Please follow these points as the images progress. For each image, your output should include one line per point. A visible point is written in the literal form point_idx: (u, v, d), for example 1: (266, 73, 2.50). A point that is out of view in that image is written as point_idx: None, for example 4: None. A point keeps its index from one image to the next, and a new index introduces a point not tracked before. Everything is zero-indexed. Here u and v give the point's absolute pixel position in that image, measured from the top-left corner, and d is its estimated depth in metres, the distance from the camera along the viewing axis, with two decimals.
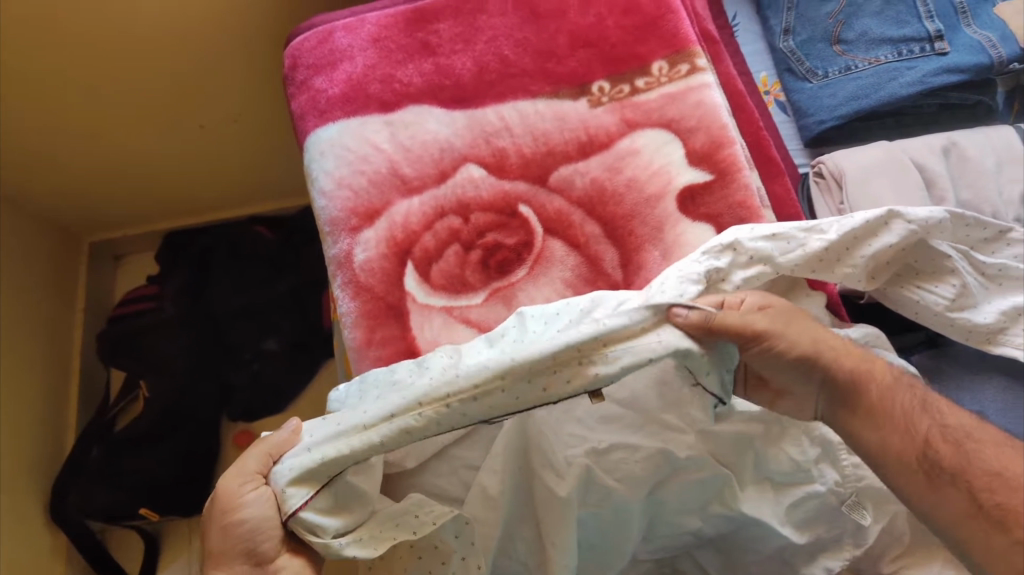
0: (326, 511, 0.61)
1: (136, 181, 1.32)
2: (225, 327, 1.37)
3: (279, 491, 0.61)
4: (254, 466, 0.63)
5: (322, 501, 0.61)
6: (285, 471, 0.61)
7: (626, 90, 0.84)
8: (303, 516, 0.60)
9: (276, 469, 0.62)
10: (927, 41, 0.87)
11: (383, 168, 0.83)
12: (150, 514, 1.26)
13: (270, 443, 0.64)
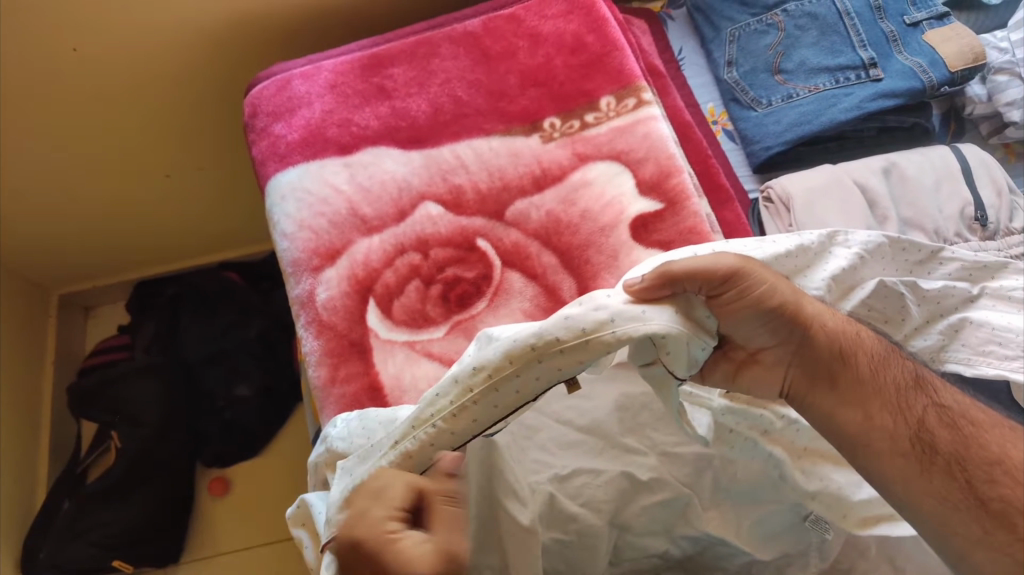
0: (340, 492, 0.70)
1: (104, 230, 1.33)
2: (197, 373, 1.36)
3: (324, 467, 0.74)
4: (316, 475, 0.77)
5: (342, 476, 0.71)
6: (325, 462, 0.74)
7: (577, 125, 0.87)
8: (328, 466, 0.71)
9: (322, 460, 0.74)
10: (861, 68, 0.91)
11: (343, 209, 0.85)
12: (123, 565, 1.25)
13: None
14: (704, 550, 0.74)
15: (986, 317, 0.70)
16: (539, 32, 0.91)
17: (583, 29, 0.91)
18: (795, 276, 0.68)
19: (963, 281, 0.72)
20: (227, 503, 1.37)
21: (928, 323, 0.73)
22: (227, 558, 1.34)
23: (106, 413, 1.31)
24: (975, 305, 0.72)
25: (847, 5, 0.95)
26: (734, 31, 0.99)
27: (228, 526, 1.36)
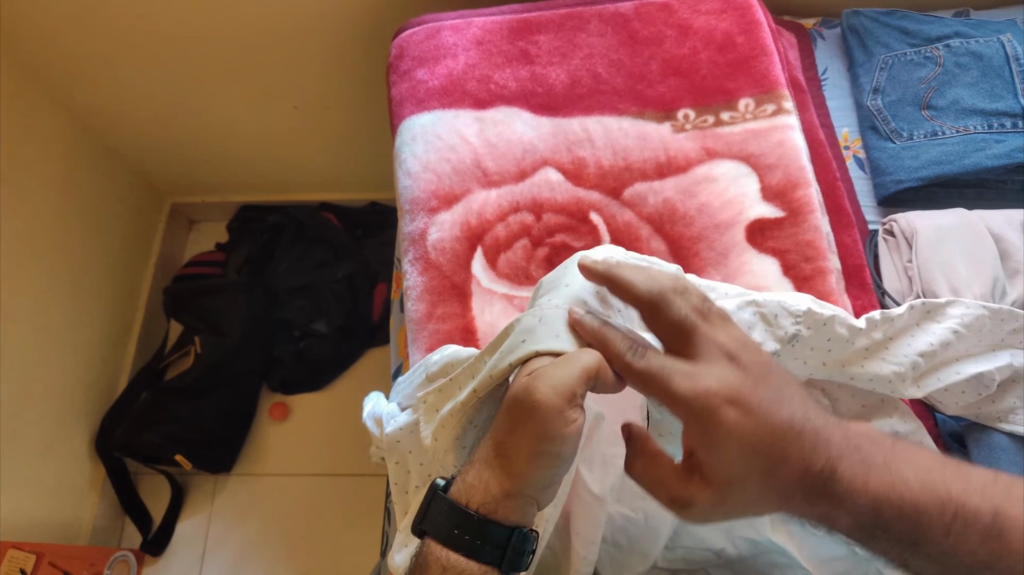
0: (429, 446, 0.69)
1: (230, 147, 1.40)
2: (282, 301, 1.42)
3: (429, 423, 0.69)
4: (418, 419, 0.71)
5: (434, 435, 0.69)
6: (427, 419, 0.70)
7: (710, 121, 0.87)
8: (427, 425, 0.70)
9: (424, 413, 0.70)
10: (1019, 117, 0.88)
11: (468, 158, 0.87)
12: (184, 460, 1.32)
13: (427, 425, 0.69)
14: (758, 555, 0.72)
15: None
16: (690, 25, 0.92)
17: (734, 29, 0.90)
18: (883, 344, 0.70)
19: None
20: (284, 429, 1.41)
21: (1002, 389, 0.74)
22: (276, 480, 1.37)
23: (195, 319, 1.38)
24: None
25: (1016, 50, 0.91)
26: (887, 59, 0.97)
27: (283, 451, 1.40)
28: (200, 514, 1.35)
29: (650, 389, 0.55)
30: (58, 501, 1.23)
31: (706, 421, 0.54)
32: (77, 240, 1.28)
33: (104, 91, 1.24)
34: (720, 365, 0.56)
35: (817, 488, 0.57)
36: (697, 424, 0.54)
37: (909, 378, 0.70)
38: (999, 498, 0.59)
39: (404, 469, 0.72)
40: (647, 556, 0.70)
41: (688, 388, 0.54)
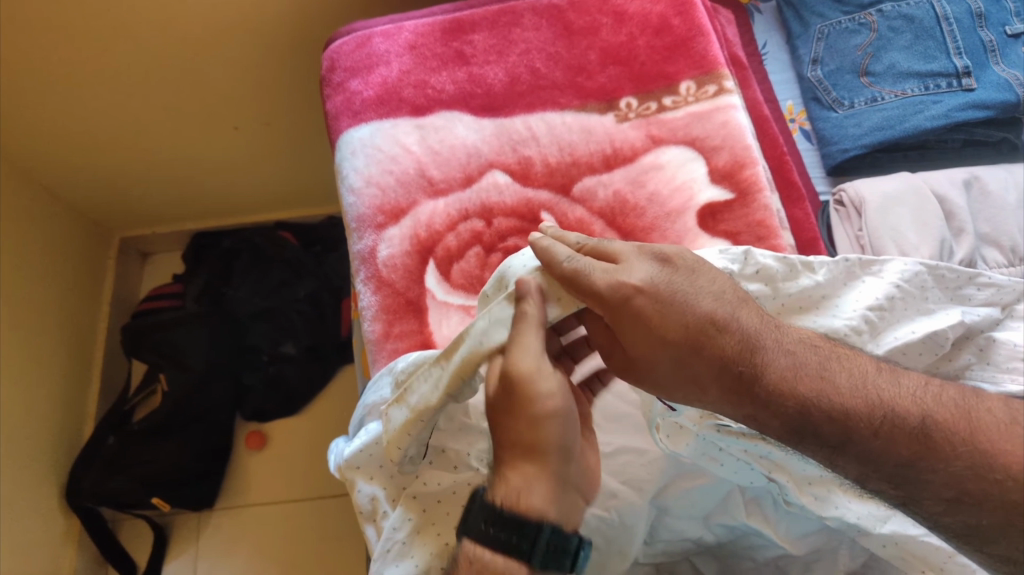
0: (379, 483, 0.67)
1: (170, 174, 1.35)
2: (245, 328, 1.38)
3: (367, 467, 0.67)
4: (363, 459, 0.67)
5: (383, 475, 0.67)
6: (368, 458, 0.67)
7: (653, 107, 0.86)
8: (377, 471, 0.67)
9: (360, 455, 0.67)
10: (954, 77, 0.88)
11: (411, 168, 0.85)
12: (161, 502, 1.27)
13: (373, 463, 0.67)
14: (738, 539, 0.73)
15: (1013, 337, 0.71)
16: (624, 11, 0.90)
17: (669, 11, 0.89)
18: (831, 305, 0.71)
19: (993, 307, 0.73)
20: (260, 454, 1.39)
21: (956, 346, 0.73)
22: (256, 508, 1.35)
23: (154, 355, 1.35)
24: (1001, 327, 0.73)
25: (945, 10, 0.92)
26: (823, 29, 0.97)
27: (262, 477, 1.37)
28: (186, 550, 1.32)
29: (576, 292, 0.62)
30: (33, 558, 1.19)
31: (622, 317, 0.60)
32: (21, 287, 1.23)
33: (30, 131, 1.19)
34: (646, 266, 0.61)
35: (735, 385, 0.59)
36: (613, 313, 0.60)
37: (865, 334, 0.70)
38: (930, 404, 0.57)
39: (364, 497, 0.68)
40: (628, 556, 0.70)
41: (606, 284, 0.60)
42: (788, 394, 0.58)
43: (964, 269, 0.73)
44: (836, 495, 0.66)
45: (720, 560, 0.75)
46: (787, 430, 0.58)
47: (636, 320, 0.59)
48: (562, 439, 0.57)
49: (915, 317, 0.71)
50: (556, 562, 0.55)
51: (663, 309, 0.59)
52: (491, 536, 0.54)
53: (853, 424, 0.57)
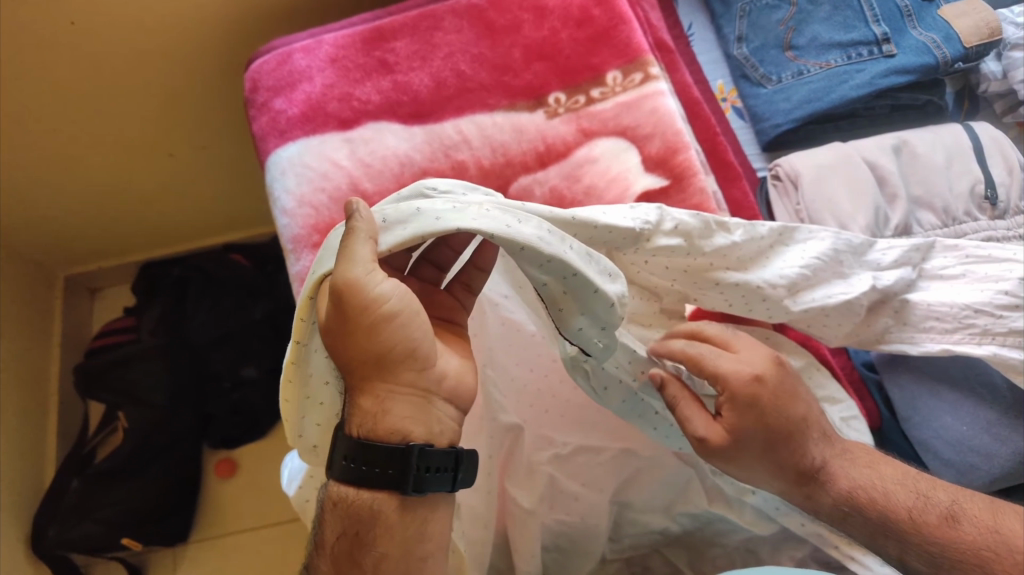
0: None
1: (106, 207, 1.31)
2: (203, 356, 1.34)
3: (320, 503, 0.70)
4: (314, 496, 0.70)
5: None
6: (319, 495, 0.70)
7: (582, 100, 0.86)
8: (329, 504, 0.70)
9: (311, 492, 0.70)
10: (874, 44, 0.89)
11: (343, 183, 0.84)
12: (133, 543, 1.23)
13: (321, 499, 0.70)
14: (704, 526, 0.73)
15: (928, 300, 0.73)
16: (545, 5, 0.90)
17: (590, 2, 0.89)
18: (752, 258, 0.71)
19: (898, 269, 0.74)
20: (231, 482, 1.36)
21: (873, 311, 0.74)
22: (233, 538, 1.32)
23: (111, 395, 1.29)
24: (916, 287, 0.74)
25: None
26: (744, 6, 0.97)
27: (235, 506, 1.35)
28: None
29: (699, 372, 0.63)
30: None
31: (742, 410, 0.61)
32: None
33: None
34: (763, 360, 0.64)
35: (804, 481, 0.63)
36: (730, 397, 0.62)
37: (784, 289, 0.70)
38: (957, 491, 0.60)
39: None
40: (592, 555, 0.71)
41: (731, 368, 0.62)
42: (842, 478, 0.62)
43: (864, 236, 0.74)
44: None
45: (690, 550, 0.74)
46: (837, 510, 0.62)
47: (750, 417, 0.61)
48: (406, 344, 0.52)
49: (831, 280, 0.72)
50: (435, 481, 0.55)
51: (775, 402, 0.62)
52: (354, 473, 0.54)
53: (893, 511, 0.60)
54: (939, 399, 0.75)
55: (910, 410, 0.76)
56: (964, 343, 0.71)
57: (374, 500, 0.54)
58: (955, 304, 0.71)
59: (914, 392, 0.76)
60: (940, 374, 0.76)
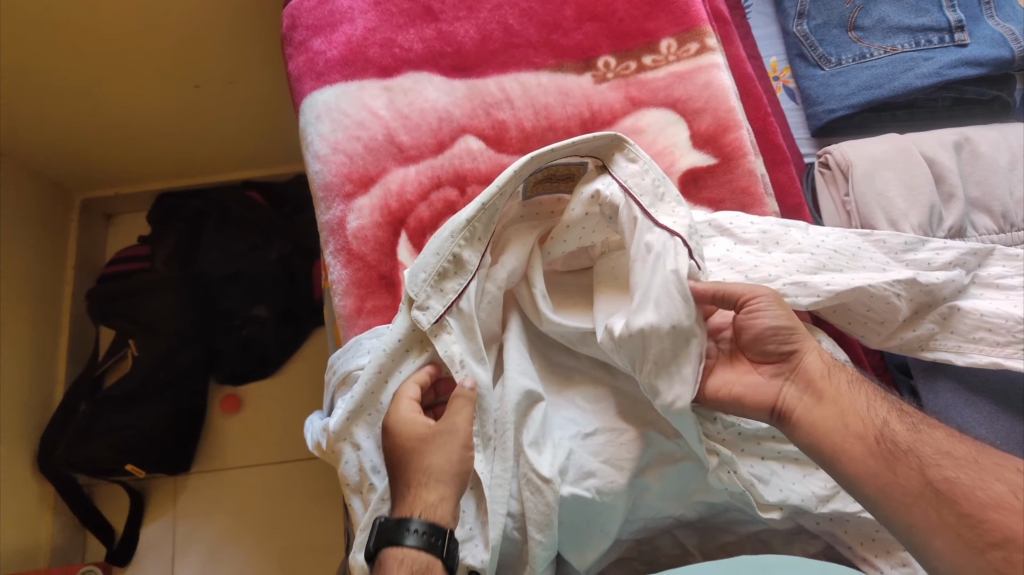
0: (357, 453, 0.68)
1: (127, 132, 1.28)
2: (217, 292, 1.33)
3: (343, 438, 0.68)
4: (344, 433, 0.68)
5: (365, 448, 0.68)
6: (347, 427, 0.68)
7: (633, 67, 0.82)
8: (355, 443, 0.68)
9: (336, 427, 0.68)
10: (946, 31, 0.85)
11: (379, 134, 0.81)
12: (137, 469, 1.25)
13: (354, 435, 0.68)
14: (717, 514, 0.72)
15: (979, 306, 0.72)
16: None
17: None
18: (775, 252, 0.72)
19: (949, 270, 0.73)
20: (238, 420, 1.36)
21: (917, 314, 0.73)
22: (235, 473, 1.33)
23: (122, 320, 1.29)
24: (966, 294, 0.73)
25: None
26: None
27: (241, 443, 1.35)
28: (166, 516, 1.30)
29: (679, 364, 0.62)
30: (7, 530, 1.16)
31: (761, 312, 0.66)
32: None
33: None
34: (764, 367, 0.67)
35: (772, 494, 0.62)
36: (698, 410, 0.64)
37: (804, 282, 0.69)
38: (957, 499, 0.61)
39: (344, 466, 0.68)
40: (609, 535, 0.68)
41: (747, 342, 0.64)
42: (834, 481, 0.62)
43: (917, 233, 0.75)
44: (779, 477, 0.68)
45: (700, 532, 0.73)
46: None
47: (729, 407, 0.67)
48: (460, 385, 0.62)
49: (865, 272, 0.72)
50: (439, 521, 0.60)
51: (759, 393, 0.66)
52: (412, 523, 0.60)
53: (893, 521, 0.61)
54: (974, 408, 0.74)
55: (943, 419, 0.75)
56: (1013, 357, 0.69)
57: (427, 557, 0.59)
58: (1009, 316, 0.70)
59: (950, 400, 0.75)
60: (978, 388, 0.74)
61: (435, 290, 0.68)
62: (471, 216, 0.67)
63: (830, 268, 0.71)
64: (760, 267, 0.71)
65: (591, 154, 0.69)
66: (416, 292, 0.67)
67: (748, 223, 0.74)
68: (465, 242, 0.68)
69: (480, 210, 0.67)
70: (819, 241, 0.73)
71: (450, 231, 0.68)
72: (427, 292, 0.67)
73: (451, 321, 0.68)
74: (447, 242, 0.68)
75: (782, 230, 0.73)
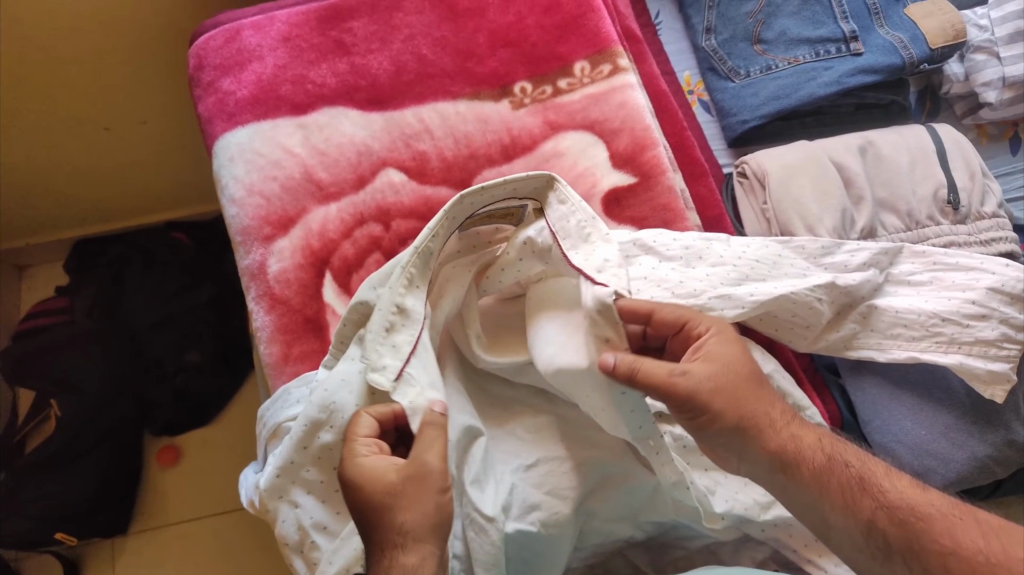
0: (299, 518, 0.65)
1: (35, 179, 1.21)
2: (141, 341, 1.28)
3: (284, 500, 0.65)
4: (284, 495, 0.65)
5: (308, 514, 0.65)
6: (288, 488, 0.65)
7: (549, 92, 0.83)
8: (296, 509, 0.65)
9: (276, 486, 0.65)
10: (842, 41, 0.89)
11: (296, 172, 0.79)
12: (67, 537, 1.17)
13: (297, 497, 0.65)
14: (667, 532, 0.72)
15: (892, 304, 0.75)
16: None
17: None
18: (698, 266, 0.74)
19: (864, 271, 0.76)
20: (177, 473, 1.30)
21: (839, 316, 0.76)
22: (177, 529, 1.27)
23: (39, 379, 1.21)
24: (882, 292, 0.76)
25: None
26: None
27: (179, 495, 1.29)
28: None
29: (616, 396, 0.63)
30: None
31: (715, 394, 0.61)
32: None
33: None
34: None
35: None
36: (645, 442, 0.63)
37: (726, 296, 0.71)
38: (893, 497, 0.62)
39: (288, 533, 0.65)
40: (558, 563, 0.68)
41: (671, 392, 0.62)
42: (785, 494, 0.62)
43: (831, 237, 0.78)
44: (723, 487, 0.69)
45: (650, 548, 0.74)
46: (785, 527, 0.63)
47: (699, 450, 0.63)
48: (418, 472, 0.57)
49: (785, 279, 0.74)
50: None
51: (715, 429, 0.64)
52: None
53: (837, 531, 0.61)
54: (898, 402, 0.77)
55: (871, 414, 0.78)
56: (930, 351, 0.73)
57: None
58: (922, 312, 0.73)
59: (874, 396, 0.78)
60: (899, 382, 0.78)
61: (385, 347, 0.63)
62: (409, 261, 0.65)
63: (752, 279, 0.73)
64: (686, 284, 0.72)
65: (529, 196, 0.70)
66: (368, 353, 0.62)
67: (669, 239, 0.75)
68: (407, 288, 0.65)
69: (416, 253, 0.65)
70: (739, 252, 0.75)
71: (390, 280, 0.64)
72: (380, 351, 0.63)
73: (412, 372, 0.62)
74: (388, 293, 0.64)
75: (703, 244, 0.75)
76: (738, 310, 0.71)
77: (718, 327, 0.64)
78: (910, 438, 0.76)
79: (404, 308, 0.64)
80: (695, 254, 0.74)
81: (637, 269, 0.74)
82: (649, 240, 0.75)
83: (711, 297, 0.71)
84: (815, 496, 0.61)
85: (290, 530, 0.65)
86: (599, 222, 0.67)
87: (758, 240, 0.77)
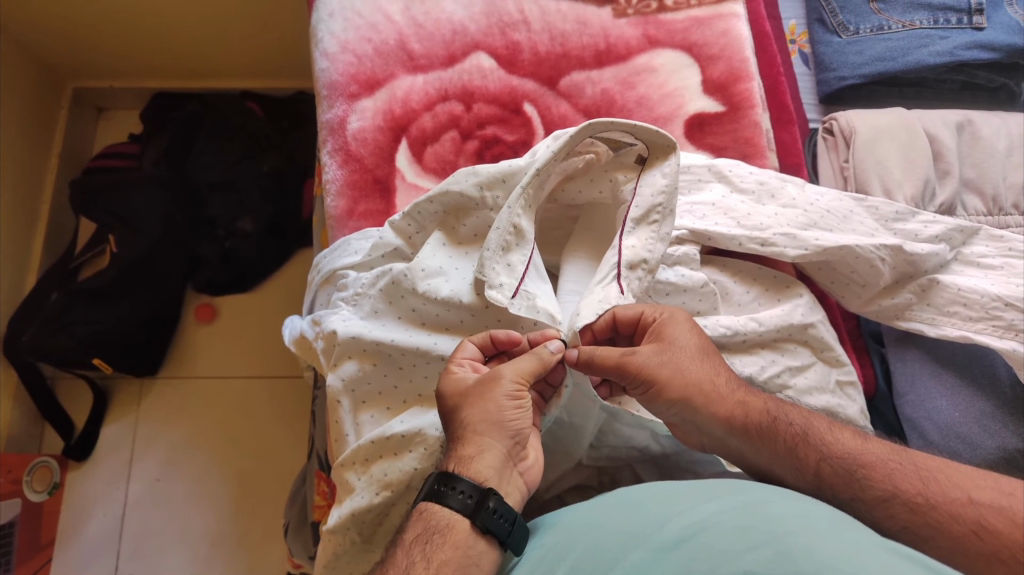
0: (360, 375, 0.64)
1: (133, 19, 1.24)
2: (202, 198, 1.32)
3: (350, 354, 0.64)
4: (352, 350, 0.64)
5: (367, 373, 0.64)
6: (357, 343, 0.63)
7: (654, 7, 0.83)
8: (357, 367, 0.64)
9: (350, 341, 0.63)
10: (965, 13, 0.85)
11: (391, 39, 0.80)
12: (102, 364, 1.22)
13: (366, 354, 0.64)
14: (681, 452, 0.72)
15: (957, 281, 0.73)
16: None
17: None
18: (769, 204, 0.73)
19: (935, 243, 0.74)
20: (212, 330, 1.34)
21: (897, 284, 0.75)
22: (203, 382, 1.31)
23: (105, 214, 1.26)
24: (947, 270, 0.75)
25: None
26: None
27: (208, 351, 1.33)
28: (127, 415, 1.28)
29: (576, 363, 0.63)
30: None
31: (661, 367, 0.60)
32: None
33: None
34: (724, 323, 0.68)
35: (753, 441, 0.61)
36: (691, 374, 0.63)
37: (790, 236, 0.70)
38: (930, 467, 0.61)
39: (351, 388, 0.64)
40: (571, 455, 0.69)
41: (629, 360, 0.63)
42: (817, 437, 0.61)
43: (909, 205, 0.76)
44: None
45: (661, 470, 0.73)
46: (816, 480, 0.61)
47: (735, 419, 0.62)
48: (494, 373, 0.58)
49: (850, 235, 0.73)
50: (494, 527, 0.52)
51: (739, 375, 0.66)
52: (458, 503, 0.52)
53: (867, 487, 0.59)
54: (939, 380, 0.76)
55: (908, 388, 0.78)
56: (985, 333, 0.71)
57: (454, 516, 0.52)
58: (986, 293, 0.71)
59: (916, 370, 0.77)
60: (945, 363, 0.77)
61: (501, 264, 0.62)
62: (528, 183, 0.62)
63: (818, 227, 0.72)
64: (752, 218, 0.71)
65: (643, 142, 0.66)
66: (486, 271, 0.61)
67: (745, 172, 0.75)
68: (524, 210, 0.63)
69: (534, 176, 0.63)
70: (811, 200, 0.74)
71: (508, 200, 0.62)
72: (495, 268, 0.62)
73: (527, 290, 0.63)
74: (506, 213, 0.62)
75: (778, 184, 0.74)
76: (799, 251, 0.69)
77: (675, 312, 0.62)
78: (944, 418, 0.75)
79: (521, 230, 0.62)
80: (768, 193, 0.74)
81: (706, 194, 0.74)
82: (727, 170, 0.75)
83: (775, 235, 0.70)
84: (846, 443, 0.60)
85: (349, 380, 0.64)
86: (671, 218, 0.63)
87: (833, 194, 0.76)
